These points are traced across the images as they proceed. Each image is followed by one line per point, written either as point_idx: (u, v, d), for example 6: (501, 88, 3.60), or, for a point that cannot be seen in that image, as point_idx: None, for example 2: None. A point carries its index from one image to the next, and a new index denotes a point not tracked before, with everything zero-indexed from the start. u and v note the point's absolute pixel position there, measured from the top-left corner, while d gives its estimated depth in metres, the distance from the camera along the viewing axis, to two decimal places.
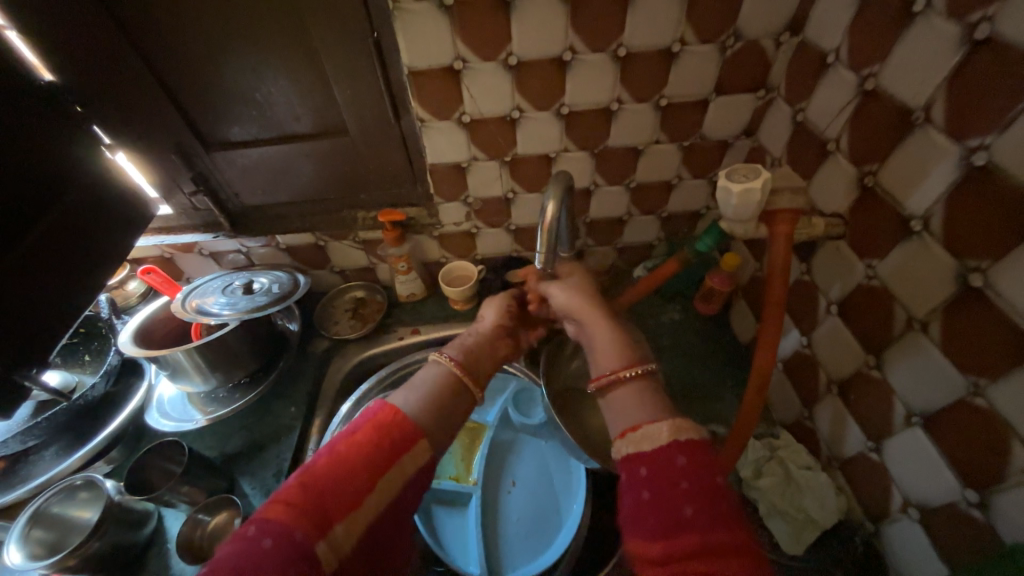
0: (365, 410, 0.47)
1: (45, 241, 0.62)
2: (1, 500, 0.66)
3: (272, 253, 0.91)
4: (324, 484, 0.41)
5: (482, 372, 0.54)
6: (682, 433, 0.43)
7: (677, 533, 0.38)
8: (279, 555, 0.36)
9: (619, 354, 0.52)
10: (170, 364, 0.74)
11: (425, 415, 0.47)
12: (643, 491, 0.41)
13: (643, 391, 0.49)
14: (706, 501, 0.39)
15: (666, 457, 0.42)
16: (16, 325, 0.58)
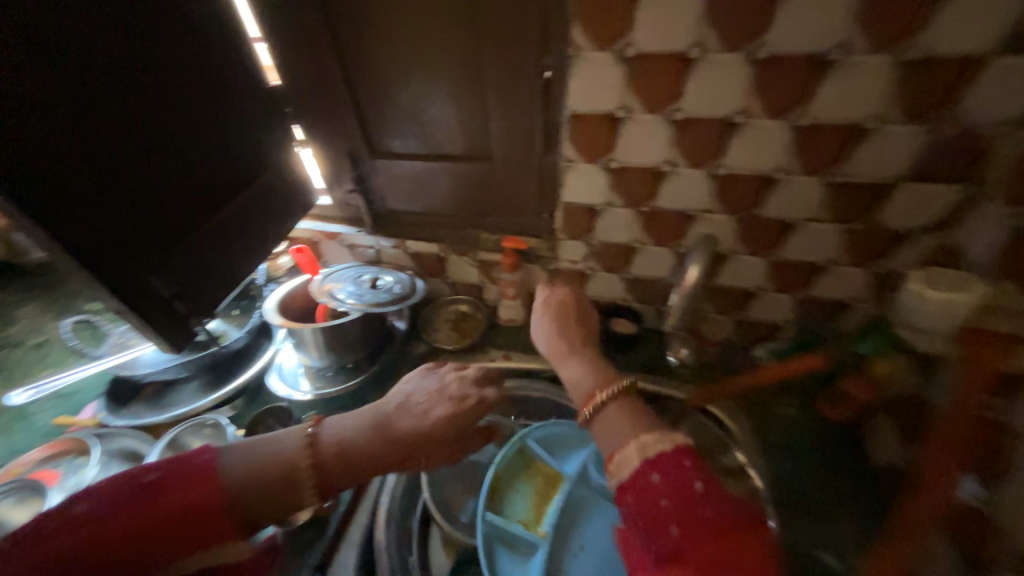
0: (187, 467, 0.45)
1: (235, 214, 0.73)
2: (151, 419, 0.78)
3: (398, 256, 0.98)
4: (82, 546, 0.40)
5: (339, 476, 0.50)
6: (648, 450, 0.48)
7: (674, 559, 0.41)
8: None
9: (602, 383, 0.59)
10: (297, 336, 0.83)
11: (240, 501, 0.45)
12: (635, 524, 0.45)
13: (625, 410, 0.55)
14: (688, 518, 0.42)
15: (640, 479, 0.46)
16: (205, 278, 0.69)
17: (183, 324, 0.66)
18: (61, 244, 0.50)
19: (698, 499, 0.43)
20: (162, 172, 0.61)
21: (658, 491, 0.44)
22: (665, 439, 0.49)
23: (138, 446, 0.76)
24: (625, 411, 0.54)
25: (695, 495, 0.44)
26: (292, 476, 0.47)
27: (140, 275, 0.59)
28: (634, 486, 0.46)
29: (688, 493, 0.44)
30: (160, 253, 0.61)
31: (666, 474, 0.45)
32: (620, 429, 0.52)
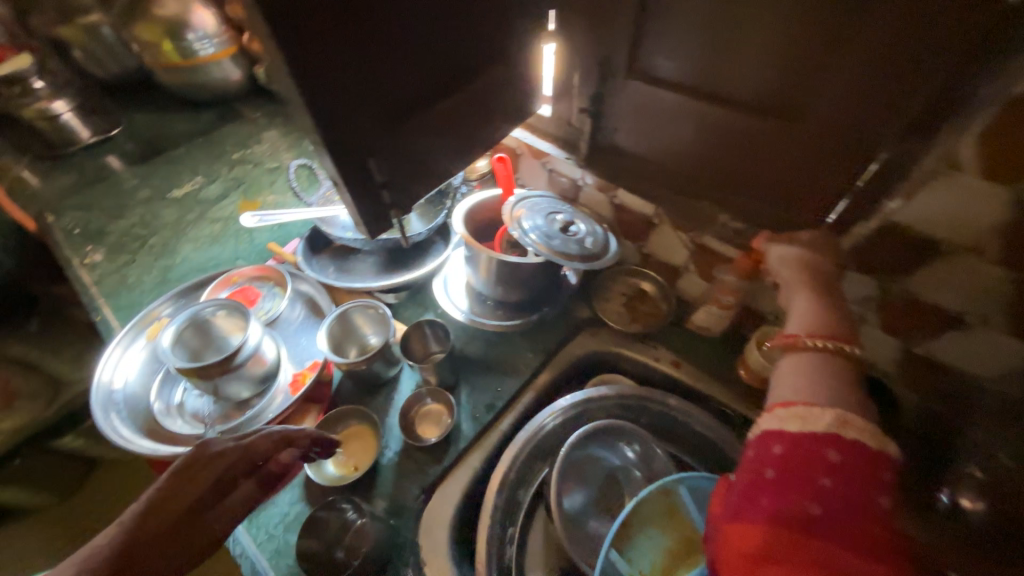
0: None
1: (461, 107, 0.64)
2: (333, 279, 0.83)
3: (600, 201, 0.83)
4: None
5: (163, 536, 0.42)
6: (846, 430, 0.43)
7: (795, 528, 0.39)
8: None
9: (817, 324, 0.53)
10: (474, 255, 0.77)
11: None
12: (767, 469, 0.43)
13: (821, 365, 0.50)
14: (839, 510, 0.40)
15: (815, 448, 0.43)
16: (418, 170, 0.63)
17: (383, 213, 0.61)
18: (307, 100, 0.45)
19: (863, 512, 0.40)
20: (415, 40, 0.52)
21: (829, 476, 0.41)
22: (873, 438, 0.44)
23: (318, 299, 0.82)
24: (829, 375, 0.49)
25: (862, 507, 0.40)
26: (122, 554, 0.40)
27: (364, 153, 0.54)
28: (799, 444, 0.43)
29: (859, 499, 0.41)
30: (387, 133, 0.56)
31: (847, 462, 0.42)
32: (809, 388, 0.48)
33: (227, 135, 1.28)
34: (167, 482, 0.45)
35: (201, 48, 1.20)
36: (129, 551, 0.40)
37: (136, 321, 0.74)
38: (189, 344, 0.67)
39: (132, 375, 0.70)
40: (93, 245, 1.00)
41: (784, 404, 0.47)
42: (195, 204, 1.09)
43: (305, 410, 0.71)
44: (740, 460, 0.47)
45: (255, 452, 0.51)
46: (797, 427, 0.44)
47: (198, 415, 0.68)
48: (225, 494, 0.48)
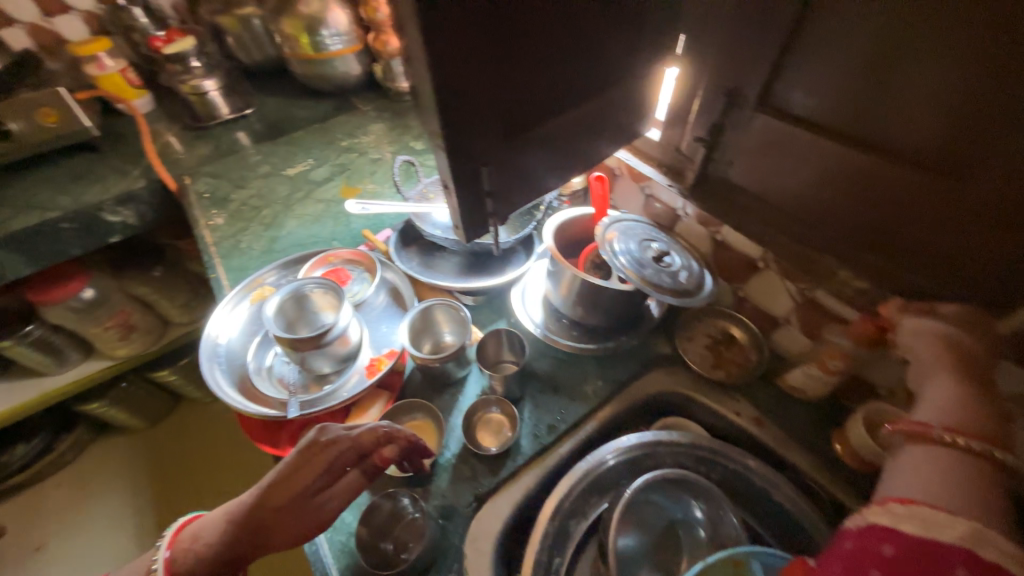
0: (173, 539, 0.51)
1: (575, 123, 0.63)
2: (418, 273, 0.85)
3: (699, 234, 0.79)
4: None
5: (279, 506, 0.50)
6: (987, 548, 0.36)
7: None
8: None
9: (959, 420, 0.46)
10: (558, 271, 0.76)
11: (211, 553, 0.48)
12: (870, 568, 0.38)
13: (959, 464, 0.43)
14: None
15: (937, 560, 0.36)
16: (523, 180, 0.63)
17: (483, 219, 0.62)
18: (440, 105, 0.47)
19: None
20: (548, 57, 0.53)
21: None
22: None
23: (401, 289, 0.85)
24: (971, 480, 0.42)
25: None
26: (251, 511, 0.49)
27: (478, 161, 0.55)
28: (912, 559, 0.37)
29: None
30: (502, 143, 0.56)
31: None
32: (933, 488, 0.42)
33: (339, 124, 1.39)
34: (294, 457, 0.52)
35: (331, 44, 1.32)
36: (260, 512, 0.49)
37: (244, 285, 0.81)
38: (287, 315, 0.71)
39: (234, 334, 0.77)
40: (218, 208, 1.13)
41: (897, 499, 0.41)
42: (304, 183, 1.19)
43: (375, 395, 0.74)
44: (833, 548, 0.42)
45: (357, 447, 0.55)
46: (914, 529, 0.38)
47: (284, 381, 0.73)
48: (335, 480, 0.54)
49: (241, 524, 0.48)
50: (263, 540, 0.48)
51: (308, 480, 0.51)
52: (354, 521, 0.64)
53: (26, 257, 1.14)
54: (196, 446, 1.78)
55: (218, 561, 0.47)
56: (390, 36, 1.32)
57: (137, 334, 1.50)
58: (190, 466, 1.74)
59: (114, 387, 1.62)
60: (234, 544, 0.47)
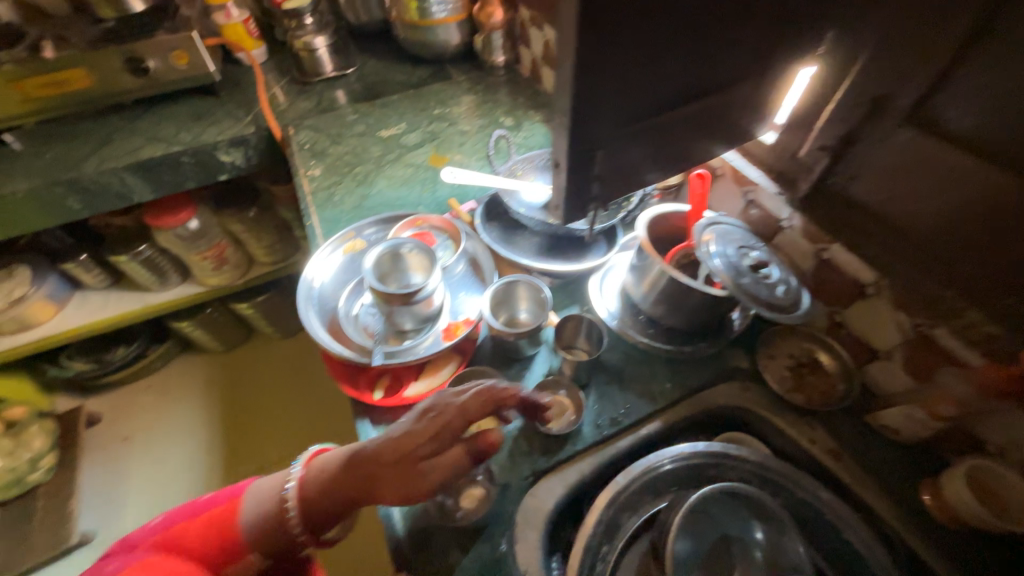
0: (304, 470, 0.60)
1: (694, 116, 0.60)
2: (500, 247, 0.87)
3: (802, 248, 0.74)
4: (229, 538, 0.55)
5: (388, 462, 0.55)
6: None
7: None
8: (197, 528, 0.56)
9: None
10: (644, 265, 0.74)
11: (332, 482, 0.56)
12: None
13: None
14: None
15: None
16: (630, 171, 0.62)
17: (584, 203, 0.62)
18: (574, 82, 0.47)
19: None
20: (689, 45, 0.51)
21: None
22: None
23: (483, 261, 0.87)
24: None
25: None
26: (366, 459, 0.55)
27: (594, 145, 0.55)
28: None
29: None
30: (620, 128, 0.55)
31: None
32: None
33: (433, 92, 1.42)
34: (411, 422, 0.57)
35: (437, 11, 1.34)
36: (374, 462, 0.55)
37: (338, 237, 0.86)
38: (381, 268, 0.74)
39: (327, 278, 0.82)
40: (317, 161, 1.20)
41: None
42: (396, 146, 1.24)
43: (448, 358, 0.77)
44: None
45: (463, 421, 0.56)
46: None
47: (368, 330, 0.77)
48: (441, 451, 0.55)
49: (360, 468, 0.55)
50: (375, 488, 0.54)
51: (416, 444, 0.54)
52: None
53: (151, 184, 1.27)
54: (263, 375, 1.95)
55: (342, 493, 0.56)
56: (495, 8, 1.31)
57: (228, 267, 1.65)
58: (255, 392, 1.91)
59: (202, 311, 1.80)
60: (353, 485, 0.55)
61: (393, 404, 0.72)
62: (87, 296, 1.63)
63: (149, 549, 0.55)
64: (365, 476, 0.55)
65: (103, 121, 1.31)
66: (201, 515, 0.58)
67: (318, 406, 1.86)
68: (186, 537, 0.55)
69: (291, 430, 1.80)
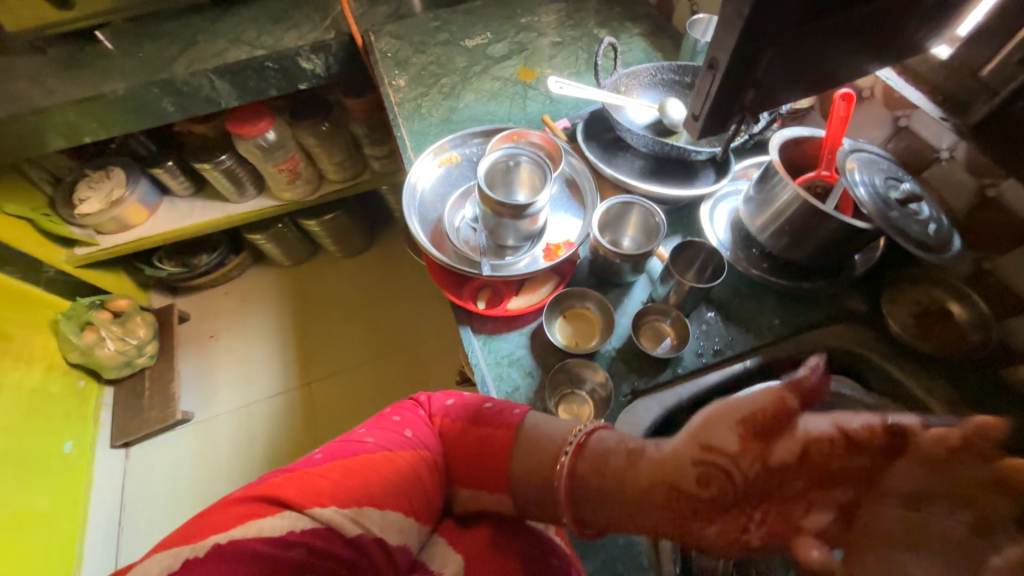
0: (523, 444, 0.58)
1: (880, 12, 0.51)
2: (605, 168, 0.83)
3: (961, 182, 0.66)
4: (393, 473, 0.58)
5: (689, 474, 0.49)
6: None
7: None
8: (407, 437, 0.61)
9: None
10: (770, 193, 0.69)
11: (614, 468, 0.53)
12: None
13: None
14: None
15: None
16: (787, 81, 0.55)
17: (731, 113, 0.56)
18: None
19: None
20: None
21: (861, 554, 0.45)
22: None
23: (583, 182, 0.84)
24: None
25: None
26: (665, 463, 0.50)
27: (763, 44, 0.48)
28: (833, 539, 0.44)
29: None
30: (797, 22, 0.48)
31: None
32: None
33: None
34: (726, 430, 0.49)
35: None
36: (673, 468, 0.50)
37: (434, 148, 0.83)
38: (492, 178, 0.73)
39: (430, 183, 0.82)
40: (401, 70, 1.15)
41: None
42: (482, 58, 1.16)
43: (547, 278, 0.77)
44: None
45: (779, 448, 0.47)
46: None
47: (468, 243, 0.78)
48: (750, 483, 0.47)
49: (658, 472, 0.50)
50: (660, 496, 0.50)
51: (710, 449, 0.48)
52: (521, 382, 0.70)
53: (236, 89, 1.27)
54: (330, 291, 2.06)
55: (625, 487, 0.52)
56: None
57: (301, 182, 1.68)
58: (323, 306, 2.02)
59: (276, 225, 1.87)
60: (648, 489, 0.51)
61: (495, 315, 0.74)
62: (174, 203, 1.71)
63: (423, 426, 0.63)
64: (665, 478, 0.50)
65: (186, 21, 1.29)
66: (483, 427, 0.61)
67: (381, 323, 1.96)
68: (463, 444, 0.61)
69: (356, 344, 1.92)
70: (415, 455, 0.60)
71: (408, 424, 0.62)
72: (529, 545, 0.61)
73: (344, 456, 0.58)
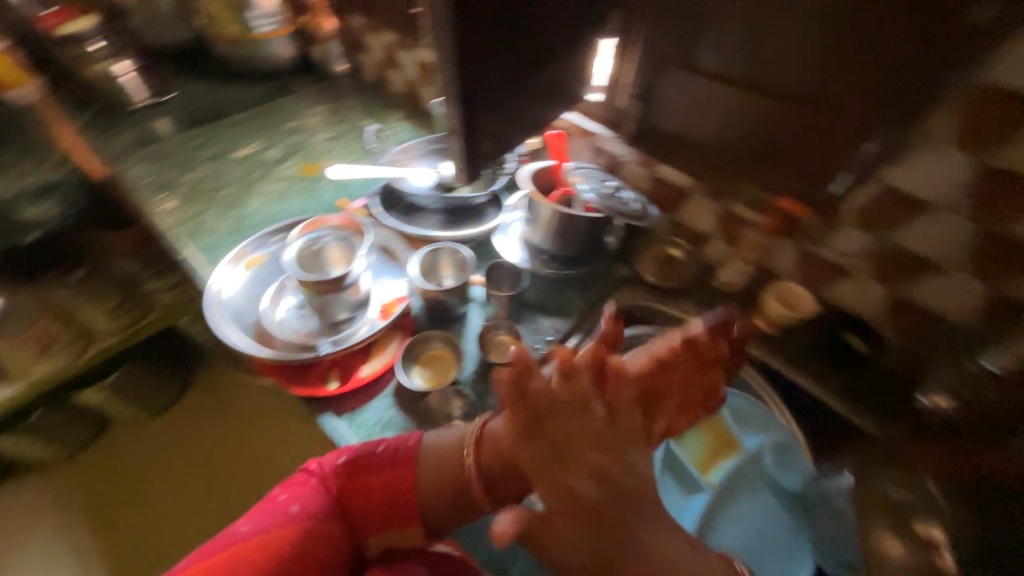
0: (438, 462, 0.58)
1: (544, 80, 0.75)
2: (409, 227, 0.94)
3: (641, 174, 0.97)
4: (270, 553, 0.53)
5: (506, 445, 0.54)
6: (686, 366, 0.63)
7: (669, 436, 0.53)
8: (292, 512, 0.56)
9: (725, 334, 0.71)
10: (535, 211, 0.90)
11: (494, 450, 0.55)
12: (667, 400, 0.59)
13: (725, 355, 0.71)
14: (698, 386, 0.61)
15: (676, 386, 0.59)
16: (509, 132, 0.74)
17: (480, 162, 0.72)
18: (457, 55, 0.57)
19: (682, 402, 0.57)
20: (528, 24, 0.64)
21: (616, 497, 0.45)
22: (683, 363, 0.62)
23: (396, 245, 0.93)
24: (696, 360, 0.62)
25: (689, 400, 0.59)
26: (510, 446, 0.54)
27: (478, 109, 0.65)
28: (588, 489, 0.44)
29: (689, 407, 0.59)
30: (495, 94, 0.67)
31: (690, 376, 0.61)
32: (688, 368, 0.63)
33: (281, 107, 1.36)
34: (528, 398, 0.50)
35: (260, 24, 1.31)
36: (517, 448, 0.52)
37: (233, 255, 0.84)
38: (303, 263, 0.78)
39: (237, 287, 0.82)
40: (167, 193, 1.08)
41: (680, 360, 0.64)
42: (258, 164, 1.17)
43: (390, 335, 0.81)
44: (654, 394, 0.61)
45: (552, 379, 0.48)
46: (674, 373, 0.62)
47: (299, 330, 0.78)
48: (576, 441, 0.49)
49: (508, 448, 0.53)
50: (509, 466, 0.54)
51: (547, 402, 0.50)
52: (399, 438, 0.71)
53: None
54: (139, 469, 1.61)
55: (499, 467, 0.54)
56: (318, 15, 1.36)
57: None
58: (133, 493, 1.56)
59: (26, 419, 1.40)
60: (503, 456, 0.54)
61: (350, 389, 0.74)
62: None
63: (315, 489, 0.58)
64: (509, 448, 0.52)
65: None
66: (380, 473, 0.58)
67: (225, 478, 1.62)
68: (355, 494, 0.58)
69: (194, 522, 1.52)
70: (305, 525, 0.55)
71: (294, 499, 0.57)
72: (416, 568, 0.57)
73: (216, 551, 0.54)
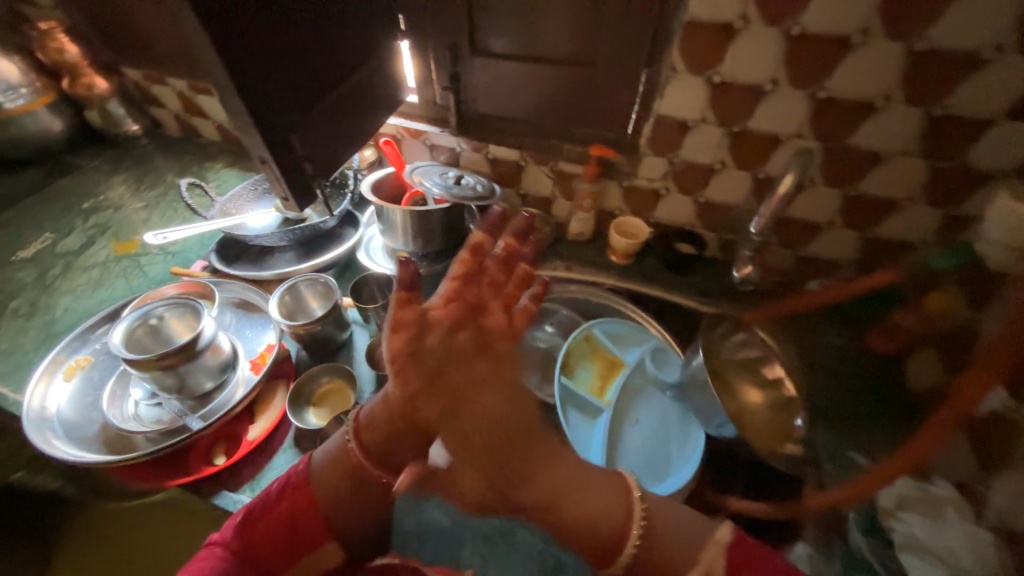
0: (343, 471, 0.56)
1: (349, 90, 0.75)
2: (259, 274, 0.88)
3: (478, 160, 1.01)
4: None
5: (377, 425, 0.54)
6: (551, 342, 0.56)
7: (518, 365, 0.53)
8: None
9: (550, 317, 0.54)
10: (388, 219, 0.90)
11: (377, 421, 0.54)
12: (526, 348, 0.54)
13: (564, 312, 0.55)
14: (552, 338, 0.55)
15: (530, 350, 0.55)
16: (330, 148, 0.74)
17: (307, 184, 0.70)
18: (234, 80, 0.54)
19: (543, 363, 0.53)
20: (307, 39, 0.64)
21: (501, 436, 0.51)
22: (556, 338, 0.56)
23: (249, 296, 0.86)
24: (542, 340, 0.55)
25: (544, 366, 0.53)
26: (375, 424, 0.55)
27: (285, 130, 0.63)
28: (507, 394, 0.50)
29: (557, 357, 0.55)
30: (299, 113, 0.65)
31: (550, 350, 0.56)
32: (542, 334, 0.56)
33: (64, 190, 1.15)
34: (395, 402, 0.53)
35: (8, 99, 1.08)
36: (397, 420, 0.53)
37: (47, 365, 0.72)
38: (141, 341, 0.71)
39: (67, 401, 0.70)
40: None
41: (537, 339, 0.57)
42: (54, 259, 0.99)
43: (273, 387, 0.76)
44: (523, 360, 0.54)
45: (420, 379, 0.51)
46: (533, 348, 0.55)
47: (161, 419, 0.69)
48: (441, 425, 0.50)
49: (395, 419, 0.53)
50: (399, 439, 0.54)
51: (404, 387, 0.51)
52: None
53: None
54: None
55: (387, 435, 0.54)
56: (93, 76, 1.16)
57: None
58: None
59: None
60: (396, 416, 0.53)
61: (241, 456, 0.68)
62: None
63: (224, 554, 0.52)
64: (405, 401, 0.51)
65: None
66: (283, 508, 0.55)
67: None
68: (261, 539, 0.53)
69: None
70: None
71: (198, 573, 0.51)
72: None
73: None
